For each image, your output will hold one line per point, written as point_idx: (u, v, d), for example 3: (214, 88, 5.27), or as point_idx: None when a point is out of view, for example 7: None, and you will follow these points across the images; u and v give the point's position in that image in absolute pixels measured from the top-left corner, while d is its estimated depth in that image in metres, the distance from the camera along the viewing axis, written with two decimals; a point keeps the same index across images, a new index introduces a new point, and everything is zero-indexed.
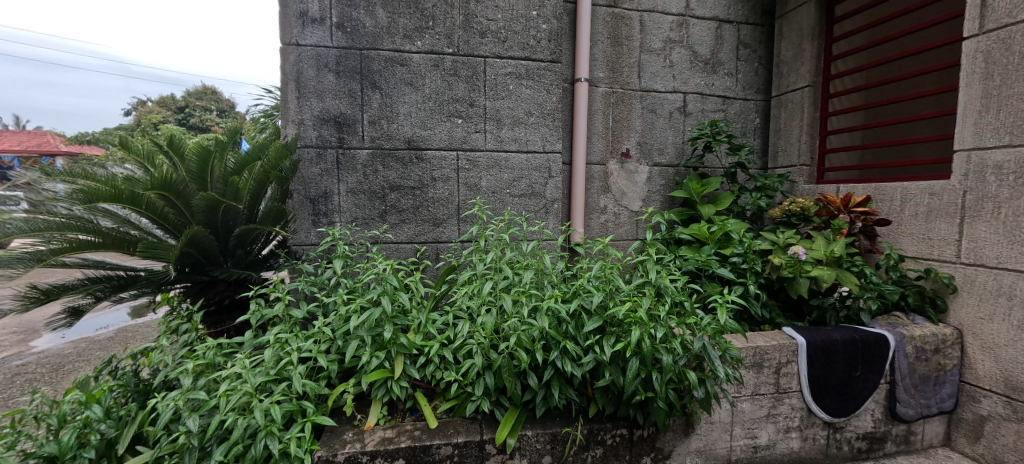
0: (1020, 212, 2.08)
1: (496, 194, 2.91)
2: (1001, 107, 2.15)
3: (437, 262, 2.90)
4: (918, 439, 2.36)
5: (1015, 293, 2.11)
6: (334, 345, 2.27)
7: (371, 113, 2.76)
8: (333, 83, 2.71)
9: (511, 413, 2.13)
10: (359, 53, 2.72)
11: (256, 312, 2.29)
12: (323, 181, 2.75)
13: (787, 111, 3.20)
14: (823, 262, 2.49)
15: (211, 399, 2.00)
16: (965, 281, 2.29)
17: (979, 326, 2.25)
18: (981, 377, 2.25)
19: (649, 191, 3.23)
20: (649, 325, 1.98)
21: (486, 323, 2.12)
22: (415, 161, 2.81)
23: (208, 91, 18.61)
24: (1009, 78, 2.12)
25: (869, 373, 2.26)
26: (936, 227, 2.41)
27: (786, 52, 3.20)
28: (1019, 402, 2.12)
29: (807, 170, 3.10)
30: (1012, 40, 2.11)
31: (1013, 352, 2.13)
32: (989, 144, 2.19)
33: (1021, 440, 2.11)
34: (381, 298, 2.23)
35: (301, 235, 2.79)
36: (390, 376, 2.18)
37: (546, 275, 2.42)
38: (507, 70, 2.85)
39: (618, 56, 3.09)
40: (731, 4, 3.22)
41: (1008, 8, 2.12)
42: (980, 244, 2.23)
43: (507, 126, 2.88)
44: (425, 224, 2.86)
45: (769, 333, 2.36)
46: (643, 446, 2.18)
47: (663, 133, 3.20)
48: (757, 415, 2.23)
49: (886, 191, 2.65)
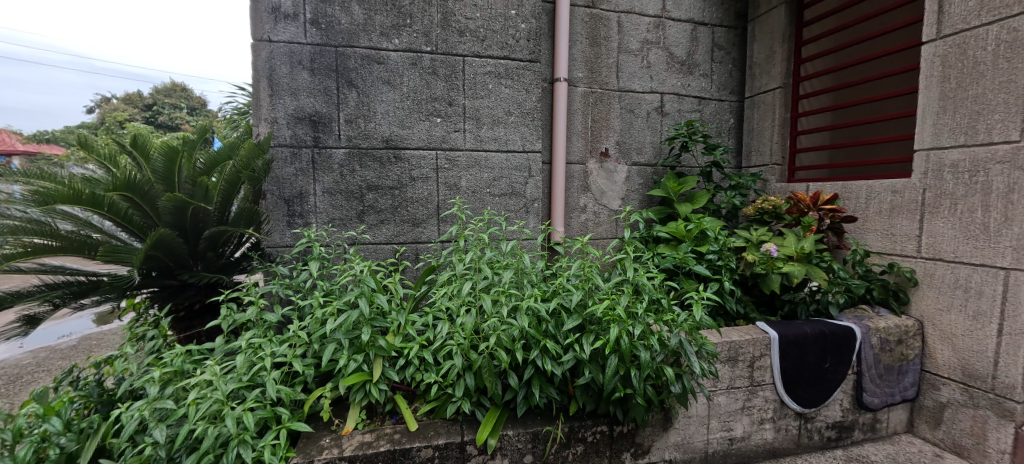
0: (975, 208, 2.20)
1: (475, 193, 2.89)
2: (957, 109, 2.27)
3: (417, 263, 2.87)
4: (883, 426, 2.47)
5: (970, 285, 2.23)
6: (311, 349, 2.22)
7: (347, 112, 2.71)
8: (308, 80, 2.65)
9: (491, 413, 2.13)
10: (335, 50, 2.66)
11: (227, 317, 2.23)
12: (298, 181, 2.68)
13: (759, 112, 3.29)
14: (795, 258, 2.57)
15: (180, 408, 1.93)
16: (925, 275, 2.41)
17: (938, 317, 2.37)
18: (941, 365, 2.37)
19: (628, 191, 3.28)
20: (628, 322, 2.00)
21: (466, 323, 2.11)
22: (394, 160, 2.78)
23: (177, 88, 17.87)
24: (964, 81, 2.24)
25: (837, 365, 2.35)
26: (898, 223, 2.52)
27: (757, 54, 3.29)
28: (975, 389, 2.23)
29: (779, 169, 3.19)
30: (966, 45, 2.23)
31: (970, 341, 2.24)
32: (946, 144, 2.31)
33: (977, 425, 2.22)
34: (359, 300, 2.19)
35: (275, 236, 2.68)
36: (369, 380, 2.14)
37: (526, 274, 2.42)
38: (486, 69, 2.84)
39: (596, 56, 3.13)
40: (706, 7, 3.29)
41: (963, 15, 2.24)
42: (938, 239, 2.34)
43: (486, 125, 2.88)
44: (404, 224, 2.82)
45: (744, 328, 2.42)
46: (623, 442, 2.21)
47: (641, 133, 3.25)
48: (732, 408, 2.28)
49: (853, 189, 2.76)
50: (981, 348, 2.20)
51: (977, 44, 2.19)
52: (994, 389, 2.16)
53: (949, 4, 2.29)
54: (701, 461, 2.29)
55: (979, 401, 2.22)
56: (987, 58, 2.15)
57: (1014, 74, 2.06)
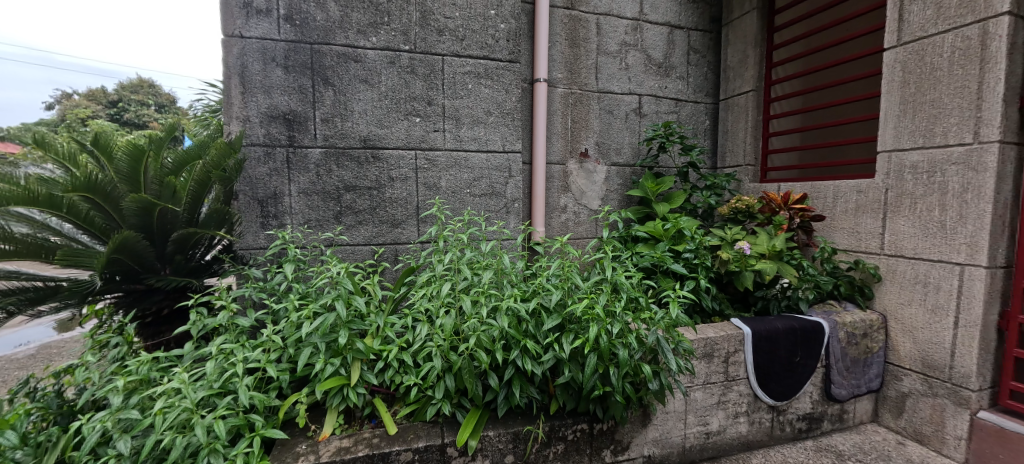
0: (932, 207, 2.32)
1: (455, 193, 2.88)
2: (916, 112, 2.38)
3: (396, 264, 2.83)
4: (850, 416, 2.57)
5: (929, 280, 2.35)
6: (286, 353, 2.17)
7: (324, 111, 2.65)
8: (282, 78, 2.59)
9: (472, 414, 2.12)
10: (310, 47, 2.61)
11: (196, 322, 2.17)
12: (273, 181, 2.63)
13: (733, 114, 3.39)
14: (767, 256, 2.65)
15: (146, 418, 1.85)
16: (888, 271, 2.52)
17: (900, 311, 2.48)
18: (903, 357, 2.49)
19: (607, 191, 3.32)
20: (606, 321, 2.03)
21: (445, 324, 2.10)
22: (372, 160, 2.74)
23: (145, 84, 17.09)
24: (922, 86, 2.36)
25: (807, 359, 2.43)
26: (863, 221, 2.64)
27: (731, 58, 3.39)
28: (934, 379, 2.35)
29: (751, 170, 3.29)
30: (924, 52, 2.35)
31: (929, 334, 2.36)
32: (906, 146, 2.42)
33: (936, 413, 2.34)
34: (335, 303, 2.15)
35: (248, 238, 2.65)
36: (346, 383, 2.11)
37: (505, 274, 2.42)
38: (465, 69, 2.83)
39: (576, 58, 3.16)
40: (681, 11, 3.37)
41: (921, 23, 2.35)
42: (900, 237, 2.46)
43: (466, 125, 2.87)
44: (383, 225, 2.79)
45: (719, 324, 2.49)
46: (603, 439, 2.24)
47: (620, 134, 3.30)
48: (708, 403, 2.34)
49: (821, 190, 2.87)
50: (939, 340, 2.32)
51: (934, 51, 2.30)
52: (951, 378, 2.28)
53: (909, 13, 2.41)
54: (679, 456, 2.34)
55: (938, 390, 2.34)
56: (943, 64, 2.27)
57: (967, 80, 2.18)
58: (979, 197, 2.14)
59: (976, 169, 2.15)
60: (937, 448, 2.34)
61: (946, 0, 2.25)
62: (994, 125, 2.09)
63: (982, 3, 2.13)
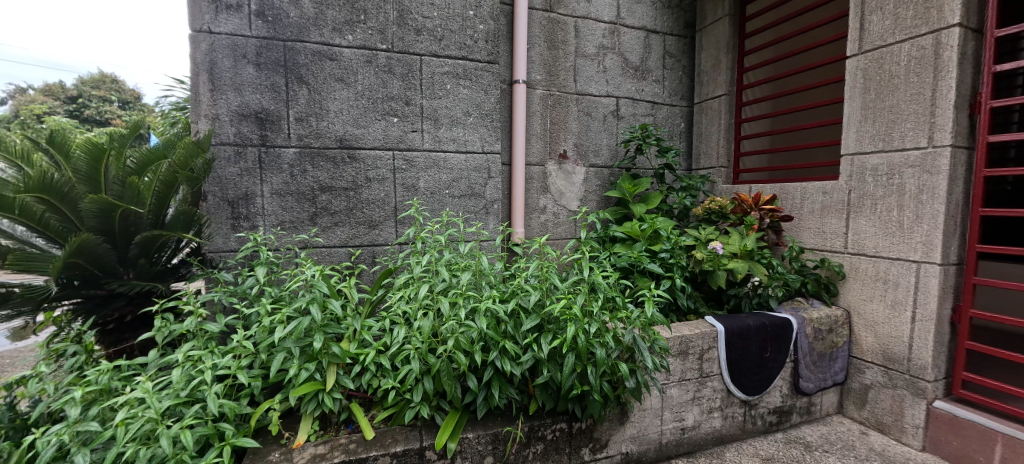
0: (891, 207, 2.44)
1: (434, 194, 2.86)
2: (877, 117, 2.50)
3: (374, 266, 2.79)
4: (817, 409, 2.68)
5: (889, 277, 2.47)
6: (258, 359, 2.11)
7: (298, 110, 2.60)
8: (253, 75, 2.52)
9: (451, 417, 2.11)
10: (283, 44, 2.55)
11: (162, 329, 2.08)
12: (244, 182, 2.55)
13: (707, 118, 3.48)
14: (739, 255, 2.74)
15: (107, 429, 1.77)
16: (852, 269, 2.64)
17: (863, 307, 2.60)
18: (865, 351, 2.61)
19: (586, 192, 3.36)
20: (584, 320, 2.05)
21: (423, 327, 2.08)
22: (348, 160, 2.69)
23: (107, 79, 16.27)
24: (882, 93, 2.48)
25: (776, 354, 2.52)
26: (828, 222, 2.76)
27: (705, 63, 3.48)
28: (894, 371, 2.47)
29: (724, 171, 3.39)
30: (882, 60, 2.48)
31: (888, 328, 2.49)
32: (868, 149, 2.55)
33: (896, 403, 2.46)
34: (310, 306, 2.09)
35: (218, 241, 2.54)
36: (322, 389, 2.06)
37: (484, 275, 2.41)
38: (444, 69, 2.81)
39: (554, 60, 3.18)
40: (657, 16, 3.44)
41: (880, 33, 2.48)
42: (862, 236, 2.59)
43: (445, 126, 2.85)
44: (360, 226, 2.74)
45: (693, 322, 2.55)
46: (582, 438, 2.26)
47: (598, 135, 3.35)
48: (683, 399, 2.40)
49: (790, 191, 2.99)
50: (898, 334, 2.44)
51: (892, 59, 2.43)
52: (910, 370, 2.40)
53: (869, 23, 2.53)
54: (656, 452, 2.39)
55: (897, 381, 2.46)
56: (900, 72, 2.39)
57: (922, 87, 2.30)
58: (933, 198, 2.27)
59: (931, 172, 2.27)
60: (897, 437, 2.46)
61: (903, 12, 2.37)
62: (947, 130, 2.22)
63: (935, 15, 2.25)
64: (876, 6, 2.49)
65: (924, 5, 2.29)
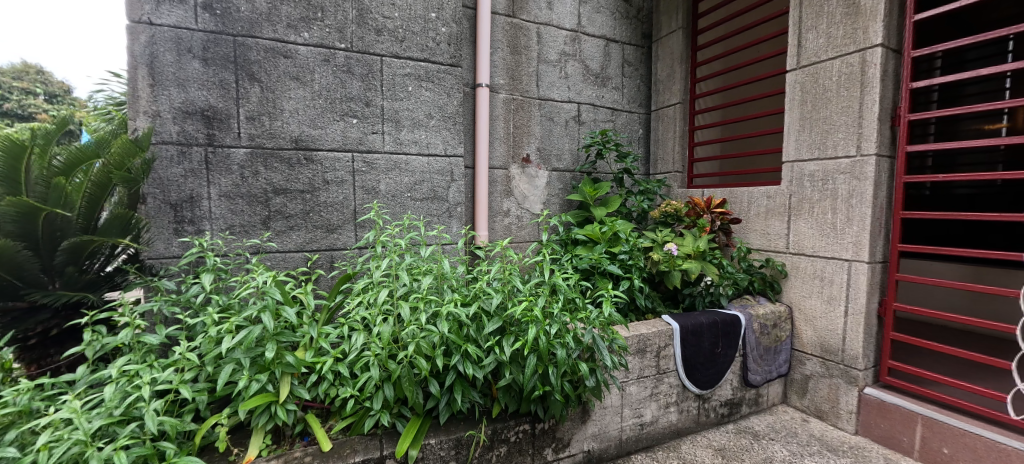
0: (826, 210, 2.65)
1: (395, 197, 2.80)
2: (813, 127, 2.70)
3: (332, 271, 2.70)
4: (764, 399, 2.86)
5: (825, 275, 2.67)
6: (203, 372, 1.99)
7: (249, 109, 2.48)
8: (199, 71, 2.39)
9: (413, 423, 2.08)
10: (233, 39, 2.43)
11: (93, 342, 1.92)
12: (188, 183, 2.41)
13: (663, 125, 3.63)
14: (692, 256, 2.87)
15: (26, 455, 1.62)
16: (793, 267, 2.84)
17: (803, 302, 2.80)
18: (805, 343, 2.81)
19: (549, 195, 3.42)
20: (545, 322, 2.08)
21: (383, 333, 2.03)
22: (304, 162, 2.59)
23: (31, 70, 14.79)
24: (817, 105, 2.68)
25: (727, 349, 2.66)
26: (772, 224, 2.95)
27: (661, 72, 3.63)
28: (830, 361, 2.67)
29: (679, 176, 3.54)
30: (817, 75, 2.68)
31: (825, 322, 2.69)
32: (805, 157, 2.75)
33: (831, 391, 2.67)
34: (261, 314, 1.99)
35: (159, 246, 2.42)
36: (274, 400, 1.97)
37: (446, 279, 2.39)
38: (405, 71, 2.77)
39: (517, 64, 3.22)
40: (616, 25, 3.56)
41: (815, 50, 2.69)
42: (801, 237, 2.79)
43: (406, 128, 2.80)
44: (317, 230, 2.65)
45: (651, 321, 2.64)
46: (545, 438, 2.29)
47: (560, 140, 3.41)
48: (642, 396, 2.48)
49: (738, 195, 3.17)
50: (833, 327, 2.65)
51: (826, 74, 2.63)
52: (844, 360, 2.61)
53: (806, 40, 2.74)
54: (617, 448, 2.45)
55: (833, 371, 2.66)
56: (833, 86, 2.61)
57: (851, 100, 2.52)
58: (861, 202, 2.48)
59: (859, 178, 2.48)
60: (834, 422, 2.66)
61: (835, 31, 2.59)
62: (872, 140, 2.43)
63: (862, 35, 2.47)
64: (812, 25, 2.70)
65: (852, 26, 2.51)
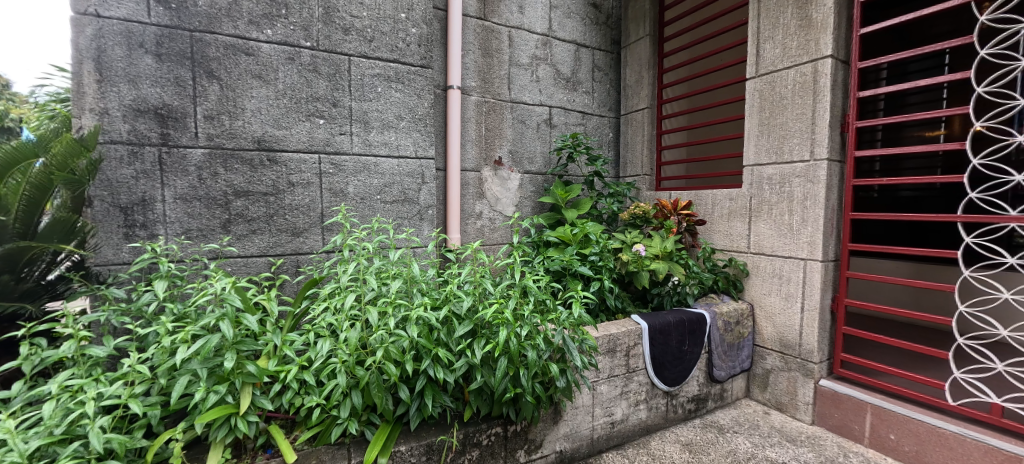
0: (783, 212, 2.78)
1: (364, 200, 2.73)
2: (770, 133, 2.84)
3: (297, 277, 2.61)
4: (729, 394, 2.96)
5: (783, 274, 2.81)
6: (156, 385, 1.88)
7: (207, 107, 2.37)
8: (152, 67, 2.27)
9: (382, 430, 2.04)
10: (190, 35, 2.32)
11: (30, 356, 1.78)
12: (140, 185, 2.28)
13: (632, 129, 3.72)
14: (660, 257, 2.95)
15: None
16: (754, 266, 2.96)
17: (763, 300, 2.93)
18: (766, 339, 2.94)
19: (521, 197, 3.43)
20: (515, 324, 2.08)
21: (350, 338, 1.98)
22: (267, 163, 2.50)
23: None
24: (774, 111, 2.82)
25: (693, 346, 2.74)
26: (735, 225, 3.08)
27: (630, 78, 3.72)
28: (789, 355, 2.81)
29: (648, 178, 3.63)
30: (774, 83, 2.82)
31: (783, 318, 2.82)
32: (764, 161, 2.88)
33: (789, 384, 2.80)
34: (220, 323, 1.89)
35: (106, 252, 2.25)
36: (234, 412, 1.89)
37: (416, 282, 2.35)
38: (374, 71, 2.71)
39: (489, 67, 3.22)
40: (586, 31, 3.62)
41: (772, 59, 2.82)
42: (761, 238, 2.92)
43: (376, 129, 2.74)
44: (281, 234, 2.55)
45: (621, 321, 2.70)
46: (517, 440, 2.29)
47: (532, 143, 3.44)
48: (613, 395, 2.53)
49: (703, 197, 3.28)
50: (791, 323, 2.78)
51: (782, 83, 2.77)
52: (800, 354, 2.75)
53: (764, 50, 2.87)
54: (589, 447, 2.48)
55: (791, 364, 2.80)
56: (788, 94, 2.75)
57: (805, 108, 2.66)
58: (814, 204, 2.62)
59: (813, 181, 2.62)
60: (792, 413, 2.79)
61: (789, 42, 2.73)
62: (824, 146, 2.58)
63: (814, 46, 2.61)
64: (769, 36, 2.84)
65: (805, 38, 2.65)
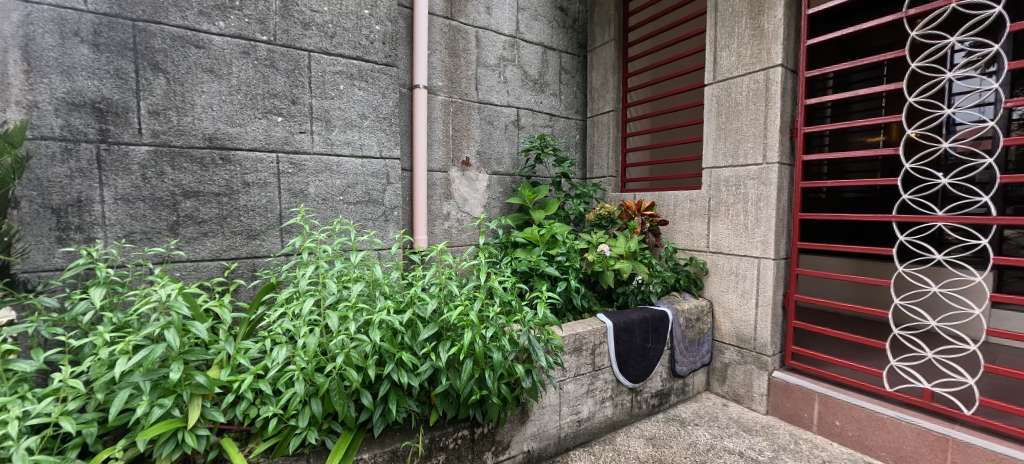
0: (738, 213, 2.91)
1: (326, 201, 2.64)
2: (727, 137, 2.96)
3: (253, 281, 2.48)
4: (690, 388, 3.07)
5: (739, 272, 2.94)
6: (92, 401, 1.74)
7: (151, 102, 2.22)
8: (89, 58, 2.11)
9: (344, 438, 1.97)
10: (132, 24, 2.17)
11: None
12: (74, 184, 2.10)
13: (598, 131, 3.79)
14: (625, 256, 3.01)
15: None
16: (713, 265, 3.09)
17: (721, 297, 3.06)
18: (724, 334, 3.06)
19: (489, 198, 3.42)
20: (481, 326, 2.07)
21: (309, 345, 1.90)
22: (220, 161, 2.36)
23: None
24: (730, 117, 2.95)
25: (656, 343, 2.83)
26: (695, 225, 3.19)
27: (595, 81, 3.79)
28: (745, 349, 2.94)
29: (613, 180, 3.71)
30: (730, 89, 2.94)
31: (740, 314, 2.96)
32: (721, 164, 3.00)
33: (745, 376, 2.94)
34: (165, 331, 1.76)
35: (36, 258, 2.06)
36: (181, 427, 1.77)
37: (379, 285, 2.29)
38: (336, 68, 2.62)
39: (456, 67, 3.19)
40: (553, 34, 3.66)
41: (728, 66, 2.95)
42: (719, 237, 3.04)
43: (338, 128, 2.65)
44: (236, 236, 2.42)
45: (587, 320, 2.74)
46: (484, 442, 2.27)
47: (500, 144, 3.43)
48: (579, 393, 2.56)
49: (666, 199, 3.38)
50: (746, 318, 2.92)
51: (737, 89, 2.90)
52: (755, 347, 2.89)
53: (720, 57, 3.00)
54: (555, 446, 2.50)
55: (747, 358, 2.93)
56: (743, 100, 2.88)
57: (758, 114, 2.79)
58: (766, 205, 2.76)
59: (765, 183, 2.76)
60: (748, 405, 2.93)
61: (743, 51, 2.86)
62: (776, 150, 2.72)
63: (766, 55, 2.75)
64: (725, 44, 2.97)
65: (758, 47, 2.79)
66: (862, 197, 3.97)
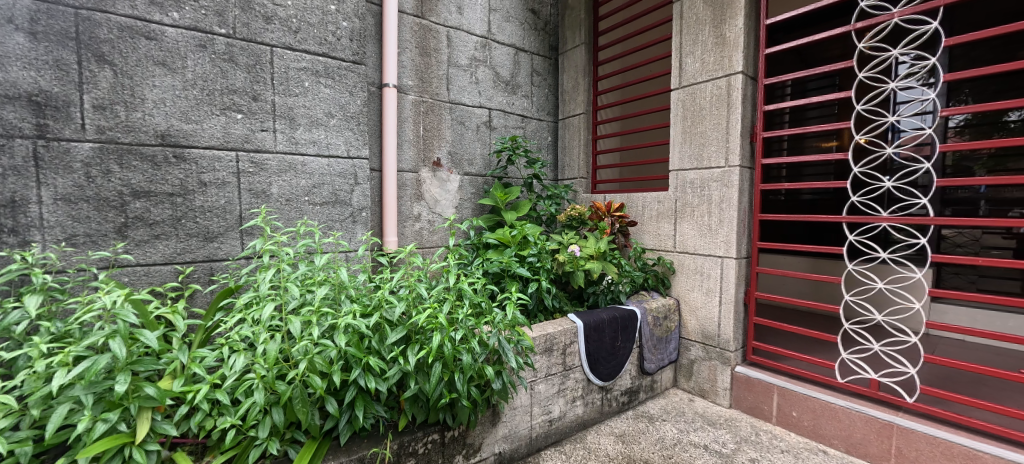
0: (703, 214, 3.01)
1: (291, 201, 2.54)
2: (691, 140, 3.06)
3: (211, 286, 2.35)
4: (658, 385, 3.14)
5: (704, 271, 3.03)
6: (27, 418, 1.60)
7: (95, 95, 2.07)
8: (25, 47, 1.96)
9: (308, 447, 1.90)
10: (75, 12, 2.03)
11: None
12: (7, 183, 1.94)
13: (569, 133, 3.83)
14: (595, 257, 3.05)
15: None
16: (679, 264, 3.17)
17: (688, 295, 3.15)
18: (690, 331, 3.16)
19: (460, 199, 3.39)
20: (450, 328, 2.05)
21: (269, 351, 1.82)
22: (173, 159, 2.23)
23: None
24: (694, 121, 3.04)
25: (625, 341, 2.88)
26: (662, 225, 3.27)
27: (567, 84, 3.82)
28: (709, 346, 3.04)
29: (584, 181, 3.75)
30: (694, 94, 3.04)
31: (705, 312, 3.06)
32: (686, 167, 3.09)
33: (710, 371, 3.04)
34: (110, 341, 1.64)
35: None
36: (128, 442, 1.65)
37: (346, 289, 2.22)
38: (300, 65, 2.53)
39: (426, 67, 3.14)
40: (525, 36, 3.66)
41: (692, 72, 3.04)
42: (685, 237, 3.13)
43: (303, 126, 2.56)
44: (192, 239, 2.29)
45: (558, 320, 2.76)
46: (455, 446, 2.24)
47: (472, 145, 3.41)
48: (550, 393, 2.58)
49: (634, 200, 3.45)
50: (711, 316, 3.02)
51: (701, 94, 3.00)
52: (719, 344, 2.99)
53: (686, 63, 3.09)
54: (527, 446, 2.50)
55: (711, 354, 3.04)
56: (706, 105, 2.98)
57: (720, 118, 2.90)
58: (729, 206, 2.87)
59: (727, 185, 2.87)
60: (713, 399, 3.03)
61: (707, 58, 2.96)
62: (737, 153, 2.82)
63: (728, 62, 2.86)
64: (690, 51, 3.06)
65: (720, 54, 2.89)
66: (815, 198, 4.19)
